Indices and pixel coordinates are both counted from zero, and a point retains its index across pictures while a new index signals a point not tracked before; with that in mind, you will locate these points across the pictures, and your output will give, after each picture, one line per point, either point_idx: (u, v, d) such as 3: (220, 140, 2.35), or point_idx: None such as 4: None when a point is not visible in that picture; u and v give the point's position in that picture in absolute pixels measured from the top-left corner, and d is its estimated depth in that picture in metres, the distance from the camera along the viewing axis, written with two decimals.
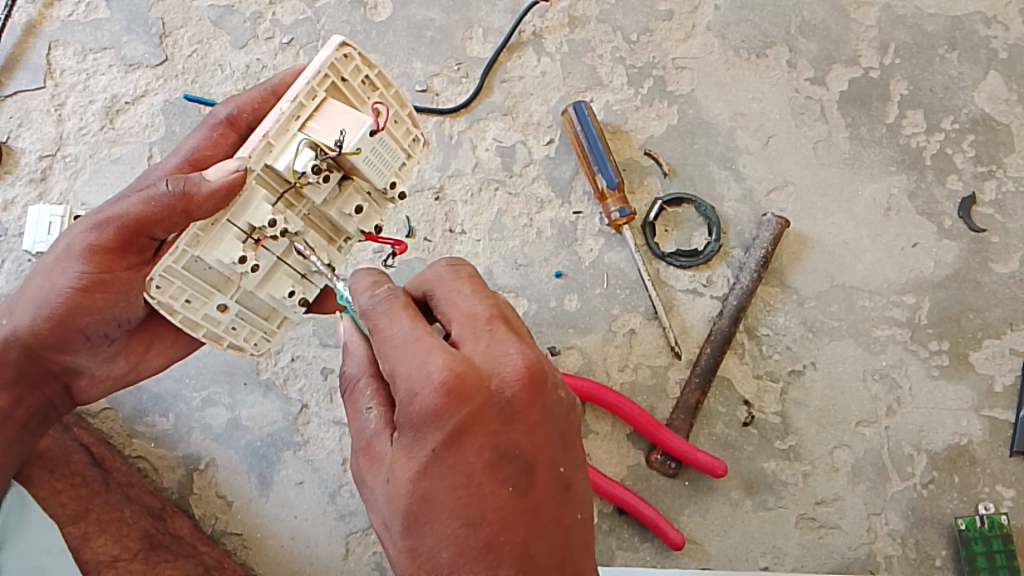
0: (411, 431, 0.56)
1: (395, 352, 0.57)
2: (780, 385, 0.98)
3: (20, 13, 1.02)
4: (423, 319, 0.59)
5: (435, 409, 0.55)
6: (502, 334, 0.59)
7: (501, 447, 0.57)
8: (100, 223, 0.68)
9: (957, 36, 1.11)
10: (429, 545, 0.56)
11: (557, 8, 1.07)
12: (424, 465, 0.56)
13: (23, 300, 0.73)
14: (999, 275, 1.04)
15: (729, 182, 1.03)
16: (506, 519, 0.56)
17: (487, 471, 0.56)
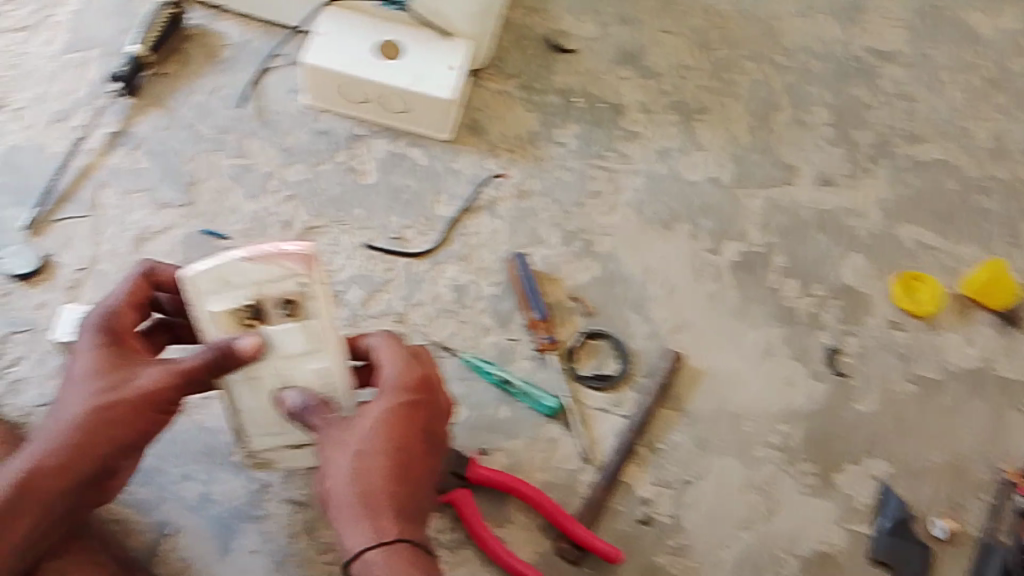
0: (396, 387, 0.96)
1: (391, 351, 0.99)
2: (673, 491, 1.16)
3: (78, 160, 1.29)
4: (417, 359, 1.00)
5: (412, 380, 0.97)
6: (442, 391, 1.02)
7: (433, 444, 0.97)
8: (170, 369, 0.90)
9: (826, 223, 1.40)
10: (338, 462, 0.92)
11: (508, 183, 1.37)
12: (393, 412, 0.94)
13: (87, 425, 0.89)
14: (861, 412, 1.25)
15: (639, 323, 1.28)
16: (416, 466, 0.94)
17: (432, 443, 0.96)
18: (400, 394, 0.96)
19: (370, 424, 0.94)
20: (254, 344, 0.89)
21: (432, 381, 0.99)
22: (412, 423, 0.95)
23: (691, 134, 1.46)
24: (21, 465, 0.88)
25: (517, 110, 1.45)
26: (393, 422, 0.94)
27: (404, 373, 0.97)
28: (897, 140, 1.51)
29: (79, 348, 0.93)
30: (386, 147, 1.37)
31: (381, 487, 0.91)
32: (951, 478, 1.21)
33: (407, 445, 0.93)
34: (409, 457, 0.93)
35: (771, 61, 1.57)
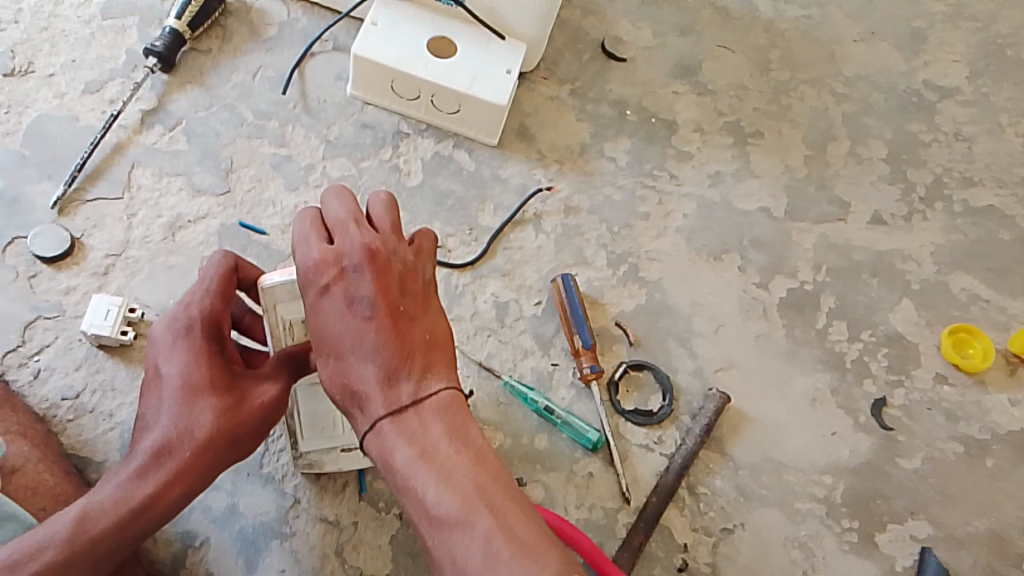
0: (340, 296, 0.77)
1: (306, 255, 0.80)
2: (713, 538, 1.12)
3: (111, 135, 1.21)
4: (329, 249, 0.79)
5: (349, 268, 0.78)
6: (391, 267, 0.79)
7: (420, 340, 0.76)
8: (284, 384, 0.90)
9: (878, 266, 1.35)
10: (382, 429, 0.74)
11: (556, 197, 1.30)
12: (358, 321, 0.75)
13: (209, 446, 0.85)
14: (904, 469, 1.21)
15: (684, 358, 1.23)
16: (409, 350, 0.75)
17: (403, 314, 0.77)
18: (356, 300, 0.76)
19: (337, 344, 0.76)
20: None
21: (399, 275, 0.79)
22: (389, 322, 0.76)
23: (746, 159, 1.40)
24: (138, 493, 0.84)
25: (569, 117, 1.38)
26: (358, 333, 0.75)
27: (329, 263, 0.78)
28: (953, 183, 1.45)
29: (178, 359, 0.87)
30: (433, 148, 1.30)
31: (409, 429, 0.73)
32: (991, 545, 1.19)
33: (397, 349, 0.75)
34: (409, 359, 0.75)
35: (830, 89, 1.50)
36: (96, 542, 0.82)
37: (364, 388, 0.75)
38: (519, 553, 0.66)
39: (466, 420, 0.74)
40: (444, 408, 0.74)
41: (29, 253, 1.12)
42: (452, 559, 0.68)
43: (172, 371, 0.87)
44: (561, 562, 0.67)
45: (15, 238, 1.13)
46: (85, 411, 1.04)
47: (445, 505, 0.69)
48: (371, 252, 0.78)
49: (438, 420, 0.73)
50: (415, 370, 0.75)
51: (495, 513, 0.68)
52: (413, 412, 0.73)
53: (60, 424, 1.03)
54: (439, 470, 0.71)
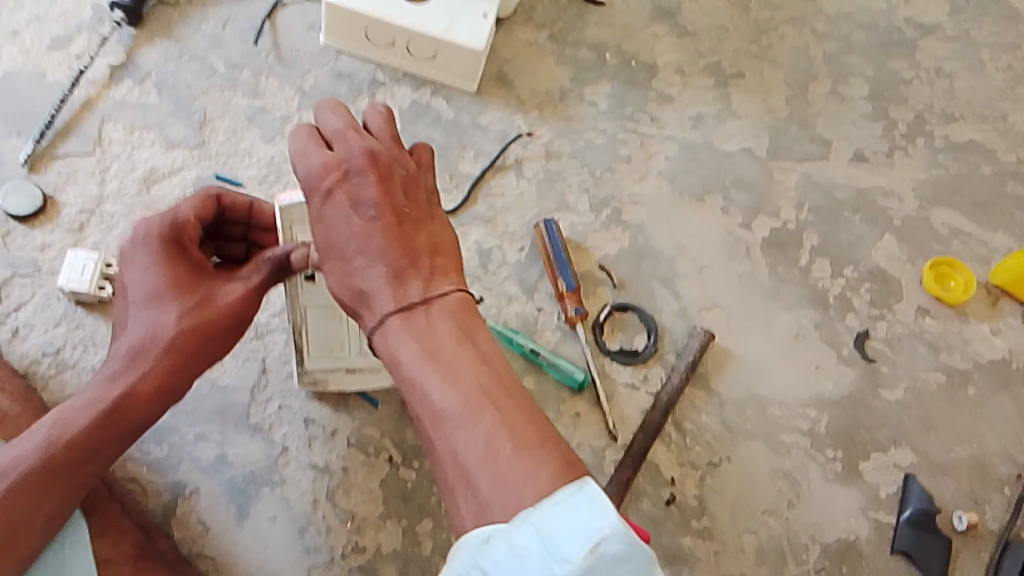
0: (343, 201, 0.77)
1: (306, 161, 0.79)
2: (700, 472, 1.14)
3: (80, 90, 1.19)
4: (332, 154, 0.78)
5: (352, 174, 0.77)
6: (393, 178, 0.78)
7: (423, 245, 0.76)
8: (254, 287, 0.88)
9: (860, 203, 1.35)
10: (394, 332, 0.72)
11: (536, 142, 1.30)
12: (362, 224, 0.75)
13: (179, 344, 0.85)
14: (887, 400, 1.23)
15: (668, 299, 1.23)
16: (414, 256, 0.75)
17: (407, 222, 0.77)
18: (360, 206, 0.76)
19: (337, 251, 0.77)
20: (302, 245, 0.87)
21: (401, 185, 0.79)
22: (393, 227, 0.76)
23: (727, 100, 1.39)
24: (109, 395, 0.84)
25: (548, 62, 1.36)
26: (363, 238, 0.75)
27: (331, 169, 0.78)
28: (934, 118, 1.45)
29: (140, 265, 0.87)
30: (410, 96, 1.29)
31: (424, 330, 0.72)
32: (974, 471, 1.21)
33: (402, 252, 0.75)
34: (414, 259, 0.75)
35: (810, 27, 1.49)
36: (66, 448, 0.81)
37: (370, 289, 0.74)
38: (520, 450, 0.64)
39: (476, 325, 0.73)
40: (454, 307, 0.73)
41: (1, 211, 1.11)
42: (453, 455, 0.66)
43: (135, 277, 0.87)
44: (569, 461, 0.64)
45: None
46: (67, 366, 1.05)
47: (448, 400, 0.67)
48: (375, 160, 0.78)
49: (449, 321, 0.72)
50: (422, 276, 0.74)
51: (500, 409, 0.66)
52: (415, 318, 0.72)
53: (43, 379, 1.04)
54: (447, 364, 0.69)
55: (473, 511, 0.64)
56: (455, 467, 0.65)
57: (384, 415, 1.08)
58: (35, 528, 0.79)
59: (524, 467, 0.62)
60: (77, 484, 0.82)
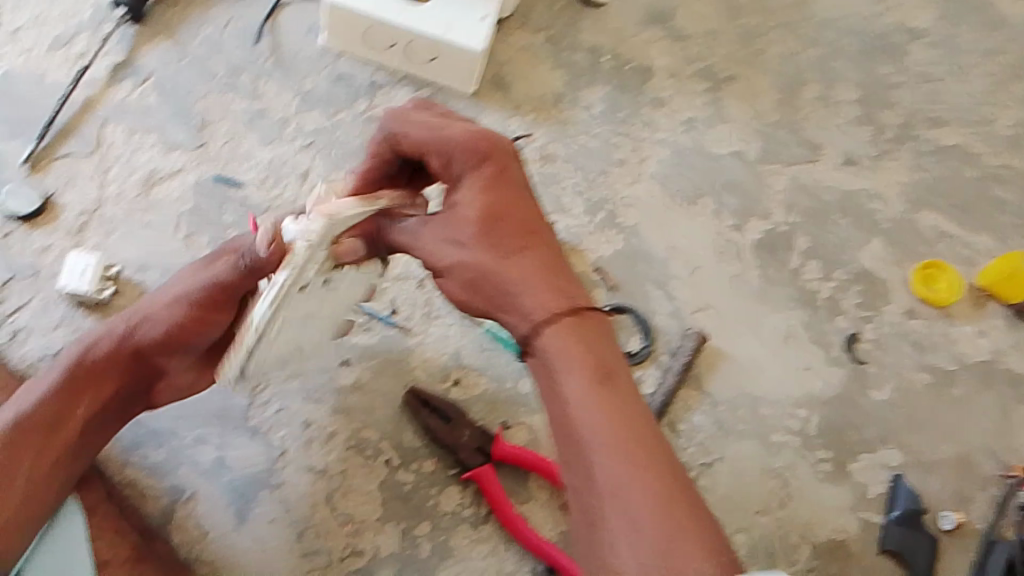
0: (492, 200, 0.85)
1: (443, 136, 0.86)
2: (692, 472, 1.16)
3: (80, 92, 1.20)
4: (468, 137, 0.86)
5: (502, 181, 0.86)
6: (528, 192, 0.88)
7: (561, 267, 0.85)
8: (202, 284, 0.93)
9: (848, 206, 1.38)
10: (552, 345, 0.80)
11: (532, 145, 1.31)
12: (511, 227, 0.85)
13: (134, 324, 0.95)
14: (875, 401, 1.26)
15: (662, 301, 1.25)
16: (555, 273, 0.84)
17: (546, 242, 0.86)
18: (511, 212, 0.85)
19: (486, 239, 0.84)
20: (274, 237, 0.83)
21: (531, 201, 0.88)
22: (536, 238, 0.86)
23: (719, 105, 1.41)
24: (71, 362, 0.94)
25: (543, 66, 1.38)
26: (512, 240, 0.84)
27: (475, 154, 0.86)
28: (921, 123, 1.47)
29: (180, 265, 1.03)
30: (408, 99, 1.29)
31: (575, 351, 0.80)
32: (958, 470, 1.24)
33: (545, 265, 0.84)
34: (552, 272, 0.84)
35: (801, 33, 1.51)
36: (33, 413, 0.90)
37: (523, 293, 0.82)
38: (680, 499, 0.73)
39: (615, 355, 0.82)
40: (605, 335, 0.82)
41: (2, 213, 1.11)
42: (608, 484, 0.74)
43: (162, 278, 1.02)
44: (701, 512, 0.73)
45: None
46: None
47: (604, 422, 0.76)
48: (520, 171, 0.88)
49: (600, 350, 0.81)
50: (566, 294, 0.83)
51: (654, 450, 0.75)
52: (580, 332, 0.81)
53: None
54: (610, 392, 0.78)
55: (625, 532, 0.71)
56: (612, 491, 0.73)
57: (382, 417, 1.10)
58: (17, 487, 0.86)
59: (688, 516, 0.72)
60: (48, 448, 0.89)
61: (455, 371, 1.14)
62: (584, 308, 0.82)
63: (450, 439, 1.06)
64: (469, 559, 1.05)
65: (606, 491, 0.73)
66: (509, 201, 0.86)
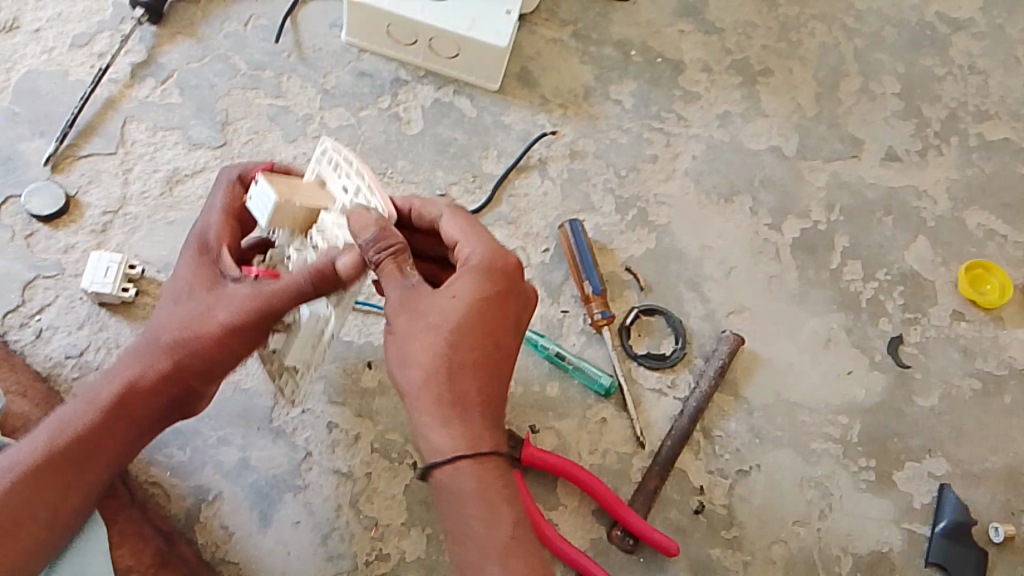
0: (443, 308, 0.79)
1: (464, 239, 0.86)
2: (728, 481, 1.12)
3: (103, 90, 1.19)
4: (474, 230, 0.86)
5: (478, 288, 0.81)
6: (509, 306, 0.82)
7: (491, 382, 0.80)
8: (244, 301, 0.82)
9: (892, 204, 1.32)
10: (441, 444, 0.77)
11: (561, 142, 1.27)
12: (457, 335, 0.79)
13: (166, 346, 0.83)
14: (920, 407, 1.20)
15: (695, 302, 1.21)
16: (484, 388, 0.80)
17: (490, 353, 0.80)
18: (458, 323, 0.79)
19: (422, 340, 0.79)
20: (354, 262, 0.79)
21: (504, 312, 0.82)
22: (488, 354, 0.80)
23: (755, 99, 1.36)
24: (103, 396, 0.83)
25: (572, 60, 1.34)
26: (454, 351, 0.78)
27: (472, 267, 0.82)
28: (968, 117, 1.41)
29: (189, 261, 0.87)
30: (433, 95, 1.27)
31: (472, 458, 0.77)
32: (1009, 481, 1.18)
33: (474, 380, 0.79)
34: (487, 389, 0.80)
35: (840, 24, 1.45)
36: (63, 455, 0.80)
37: (441, 400, 0.78)
38: None
39: (505, 482, 0.78)
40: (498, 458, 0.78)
41: (24, 212, 1.10)
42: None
43: (173, 280, 0.87)
44: None
45: (11, 196, 1.11)
46: (91, 369, 1.04)
47: (484, 538, 0.76)
48: (503, 280, 0.82)
49: (491, 474, 0.78)
50: (480, 418, 0.78)
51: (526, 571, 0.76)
52: (485, 456, 0.78)
53: (67, 382, 1.03)
54: (495, 514, 0.77)
55: None
56: None
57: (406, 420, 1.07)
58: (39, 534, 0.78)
59: None
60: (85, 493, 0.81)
61: None
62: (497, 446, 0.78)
63: None
64: None
65: (470, 561, 0.76)
66: (499, 328, 0.81)
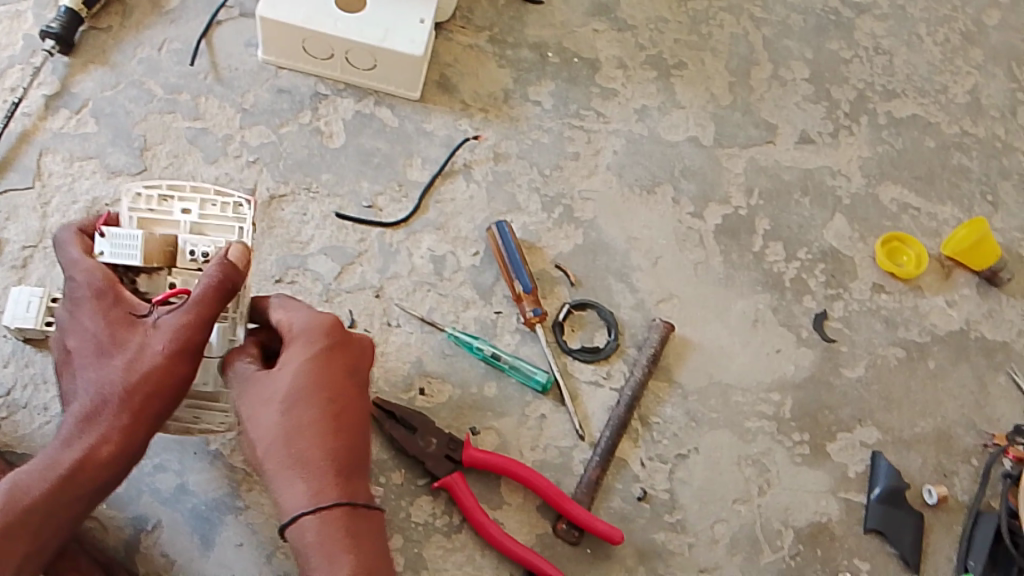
0: (275, 384, 0.86)
1: (288, 309, 0.91)
2: (669, 465, 1.14)
3: (16, 123, 1.17)
4: (293, 306, 0.91)
5: (304, 360, 0.87)
6: (334, 367, 0.88)
7: (333, 441, 0.85)
8: (177, 333, 0.82)
9: (808, 184, 1.36)
10: (290, 503, 0.83)
11: (484, 145, 1.29)
12: (288, 406, 0.85)
13: (113, 395, 0.82)
14: (848, 378, 1.24)
15: (625, 293, 1.23)
16: (328, 448, 0.85)
17: (326, 415, 0.86)
18: (286, 393, 0.85)
19: (260, 418, 0.85)
20: (243, 251, 0.86)
21: (331, 374, 0.87)
22: (322, 416, 0.85)
23: (671, 91, 1.40)
24: (62, 456, 0.81)
25: (490, 65, 1.35)
26: (288, 421, 0.85)
27: (295, 338, 0.88)
28: (876, 97, 1.46)
29: (89, 314, 0.84)
30: (354, 107, 1.27)
31: (321, 515, 0.83)
32: (937, 442, 1.22)
33: (319, 443, 0.85)
34: (335, 450, 0.85)
35: (749, 14, 1.49)
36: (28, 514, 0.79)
37: (282, 464, 0.84)
38: None
39: (349, 535, 0.83)
40: (349, 510, 0.84)
41: None
42: None
43: (82, 340, 0.84)
44: None
45: None
46: (18, 407, 1.03)
47: None
48: (326, 348, 0.88)
49: (336, 525, 0.83)
50: (323, 476, 0.84)
51: None
52: (334, 508, 0.83)
53: None
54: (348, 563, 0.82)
55: None
56: None
57: None
58: None
59: None
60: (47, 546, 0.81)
61: (419, 380, 1.13)
62: (346, 501, 0.84)
63: (414, 449, 1.05)
64: (444, 570, 1.04)
65: None
66: (327, 389, 0.87)
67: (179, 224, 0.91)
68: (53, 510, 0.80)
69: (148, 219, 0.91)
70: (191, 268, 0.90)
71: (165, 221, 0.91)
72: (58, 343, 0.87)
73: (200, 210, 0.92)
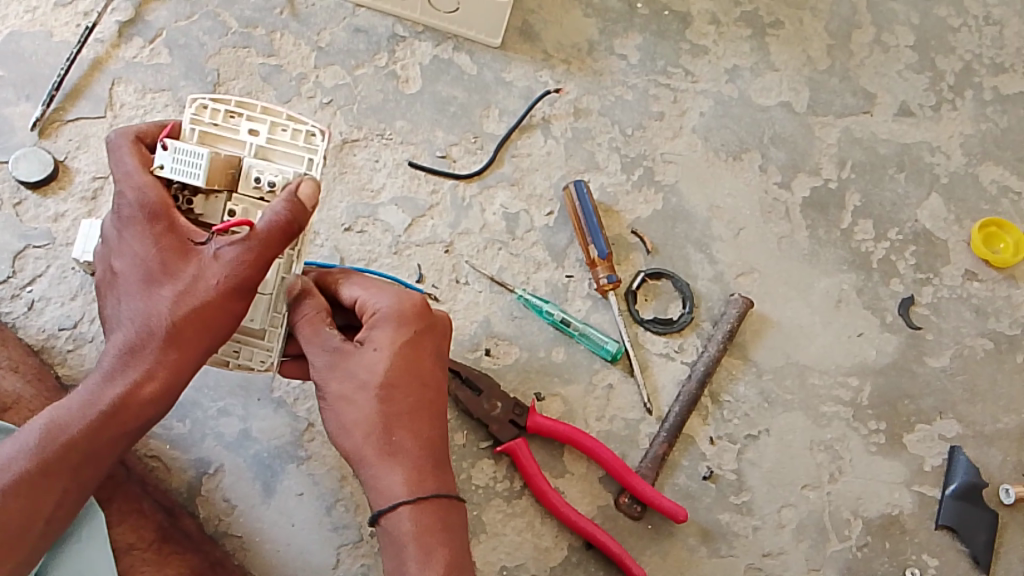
0: (367, 366, 0.82)
1: (367, 289, 0.86)
2: (737, 446, 1.10)
3: (89, 50, 1.14)
4: (371, 286, 0.86)
5: (396, 344, 0.83)
6: (425, 352, 0.85)
7: (427, 428, 0.84)
8: (236, 271, 0.76)
9: (904, 160, 1.28)
10: (385, 489, 0.81)
11: (564, 99, 1.23)
12: (384, 392, 0.82)
13: (162, 331, 0.75)
14: (932, 368, 1.18)
15: (703, 264, 1.18)
16: (422, 435, 0.83)
17: (420, 399, 0.84)
18: (381, 377, 0.82)
19: (352, 402, 0.82)
20: (313, 186, 0.78)
21: (423, 359, 0.85)
22: (416, 401, 0.83)
23: (765, 52, 1.31)
24: (106, 393, 0.75)
25: (575, 13, 1.28)
26: (383, 406, 0.82)
27: (383, 319, 0.84)
28: (983, 69, 1.36)
29: (137, 236, 0.77)
30: (431, 52, 1.22)
31: (416, 502, 0.81)
32: (1021, 441, 1.16)
33: (414, 428, 0.83)
34: (430, 438, 0.84)
35: None
36: (67, 453, 0.73)
37: (377, 451, 0.82)
38: None
39: (442, 523, 0.82)
40: (443, 500, 0.82)
41: (12, 178, 1.07)
42: None
43: (128, 262, 0.78)
44: None
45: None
46: (85, 341, 1.03)
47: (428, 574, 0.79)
48: (418, 333, 0.85)
49: (430, 514, 0.81)
50: (420, 463, 0.82)
51: None
52: (429, 498, 0.81)
53: (60, 354, 1.02)
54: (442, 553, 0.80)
55: None
56: None
57: None
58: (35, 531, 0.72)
59: None
60: (86, 486, 0.75)
61: (485, 340, 1.10)
62: (444, 491, 0.83)
63: (478, 411, 1.01)
64: (504, 536, 1.02)
65: None
66: (420, 374, 0.84)
67: (246, 145, 0.84)
68: (94, 450, 0.75)
69: (210, 134, 0.83)
70: (253, 197, 0.83)
71: (229, 139, 0.84)
72: (103, 260, 0.80)
73: (269, 135, 0.85)
